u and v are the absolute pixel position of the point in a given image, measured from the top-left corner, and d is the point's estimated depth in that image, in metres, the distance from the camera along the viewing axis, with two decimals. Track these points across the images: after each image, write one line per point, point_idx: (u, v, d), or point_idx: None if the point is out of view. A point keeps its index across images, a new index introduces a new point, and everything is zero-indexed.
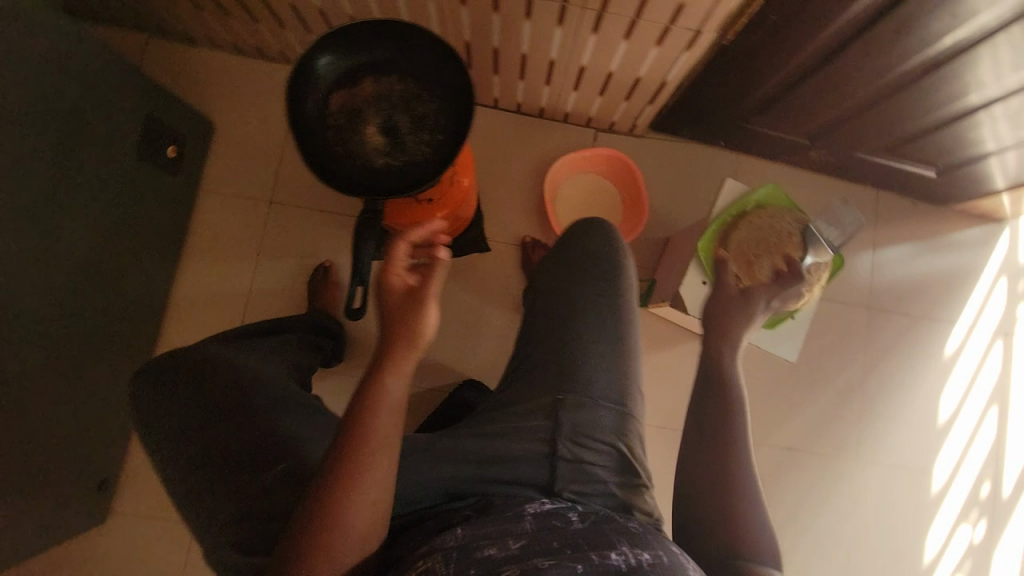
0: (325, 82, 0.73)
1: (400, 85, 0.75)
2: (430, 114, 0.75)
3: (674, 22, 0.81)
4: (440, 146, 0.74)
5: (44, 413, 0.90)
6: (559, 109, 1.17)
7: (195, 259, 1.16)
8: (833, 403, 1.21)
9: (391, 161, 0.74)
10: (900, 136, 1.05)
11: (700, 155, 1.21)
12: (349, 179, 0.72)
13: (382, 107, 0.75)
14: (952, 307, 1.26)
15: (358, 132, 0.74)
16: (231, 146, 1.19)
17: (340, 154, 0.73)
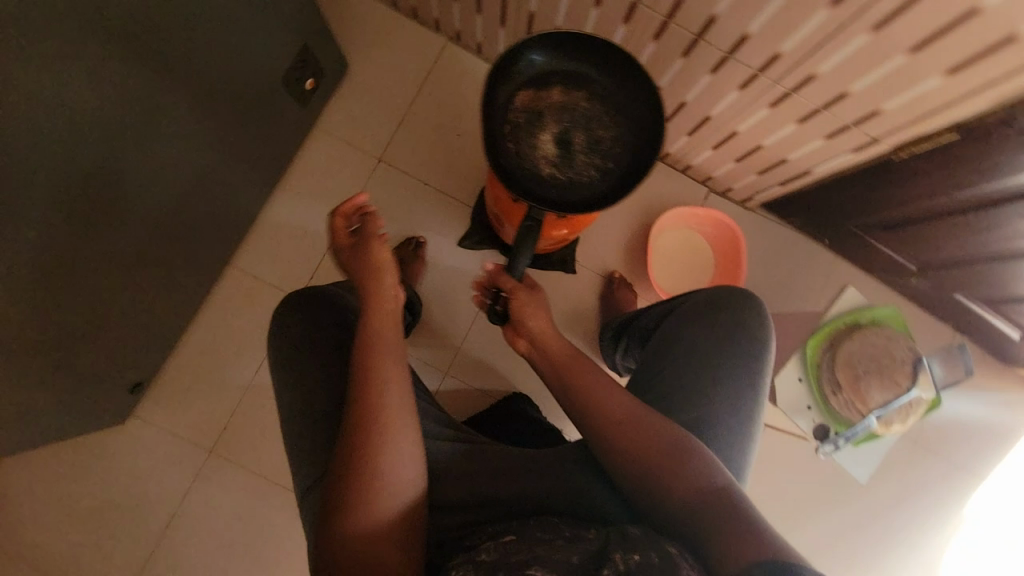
0: (519, 79, 0.74)
1: (585, 103, 0.76)
2: (606, 139, 0.75)
3: (857, 125, 0.81)
4: (608, 172, 0.74)
5: (114, 305, 0.87)
6: (685, 160, 1.16)
7: (291, 192, 1.15)
8: (857, 527, 1.18)
9: (558, 171, 0.74)
10: (1005, 294, 1.03)
11: (800, 246, 1.21)
12: (515, 175, 0.72)
13: (564, 118, 0.76)
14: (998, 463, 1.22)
15: (534, 134, 0.75)
16: (357, 93, 1.18)
17: (511, 151, 0.73)
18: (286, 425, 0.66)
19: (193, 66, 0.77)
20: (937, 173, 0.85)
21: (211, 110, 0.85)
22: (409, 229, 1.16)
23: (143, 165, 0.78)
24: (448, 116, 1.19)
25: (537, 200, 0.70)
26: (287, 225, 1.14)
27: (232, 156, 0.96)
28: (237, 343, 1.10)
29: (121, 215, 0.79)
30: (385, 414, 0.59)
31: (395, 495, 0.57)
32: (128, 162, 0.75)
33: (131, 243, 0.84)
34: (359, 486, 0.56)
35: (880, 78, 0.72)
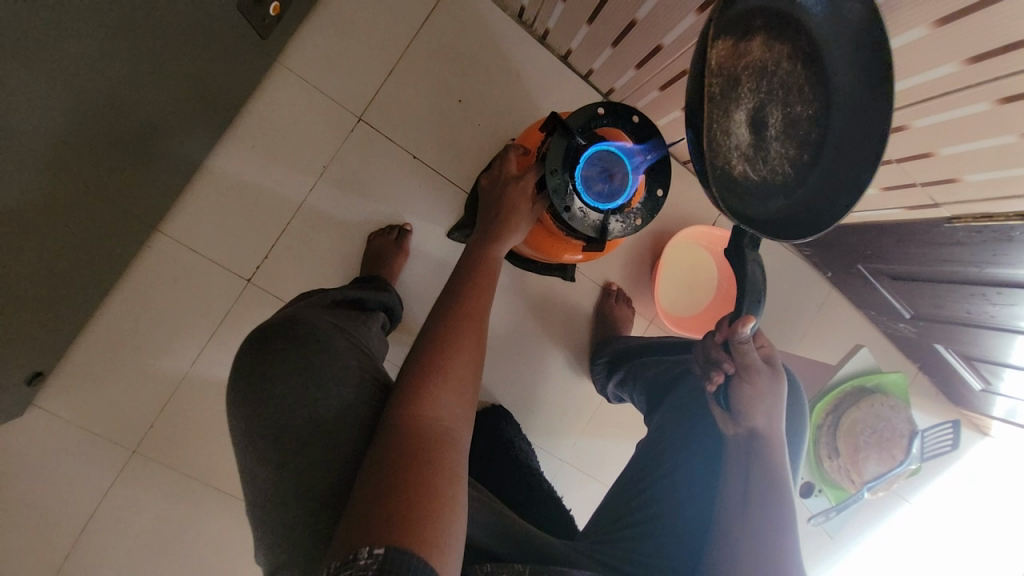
0: (726, 17, 0.47)
1: (786, 64, 0.55)
2: (804, 120, 0.57)
3: (925, 186, 0.75)
4: (804, 168, 0.57)
5: (12, 297, 0.66)
6: None
7: (242, 143, 0.91)
8: (816, 555, 1.17)
9: (750, 170, 0.53)
10: (974, 352, 1.05)
11: (802, 274, 1.17)
12: (718, 178, 0.48)
13: (760, 89, 0.53)
14: (954, 493, 1.32)
15: (730, 112, 0.50)
16: (335, 24, 0.92)
17: (718, 136, 0.48)
18: (260, 494, 0.50)
19: None
20: (961, 247, 0.80)
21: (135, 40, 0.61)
22: (391, 210, 0.97)
23: (40, 118, 0.55)
24: (450, 74, 0.97)
25: (759, 225, 0.51)
26: (235, 187, 0.91)
27: (168, 96, 0.72)
28: (168, 326, 0.91)
29: (14, 190, 0.57)
30: (444, 364, 0.55)
31: (451, 431, 0.51)
32: (19, 114, 0.52)
33: (34, 219, 0.62)
34: (397, 441, 0.48)
35: (978, 148, 0.64)
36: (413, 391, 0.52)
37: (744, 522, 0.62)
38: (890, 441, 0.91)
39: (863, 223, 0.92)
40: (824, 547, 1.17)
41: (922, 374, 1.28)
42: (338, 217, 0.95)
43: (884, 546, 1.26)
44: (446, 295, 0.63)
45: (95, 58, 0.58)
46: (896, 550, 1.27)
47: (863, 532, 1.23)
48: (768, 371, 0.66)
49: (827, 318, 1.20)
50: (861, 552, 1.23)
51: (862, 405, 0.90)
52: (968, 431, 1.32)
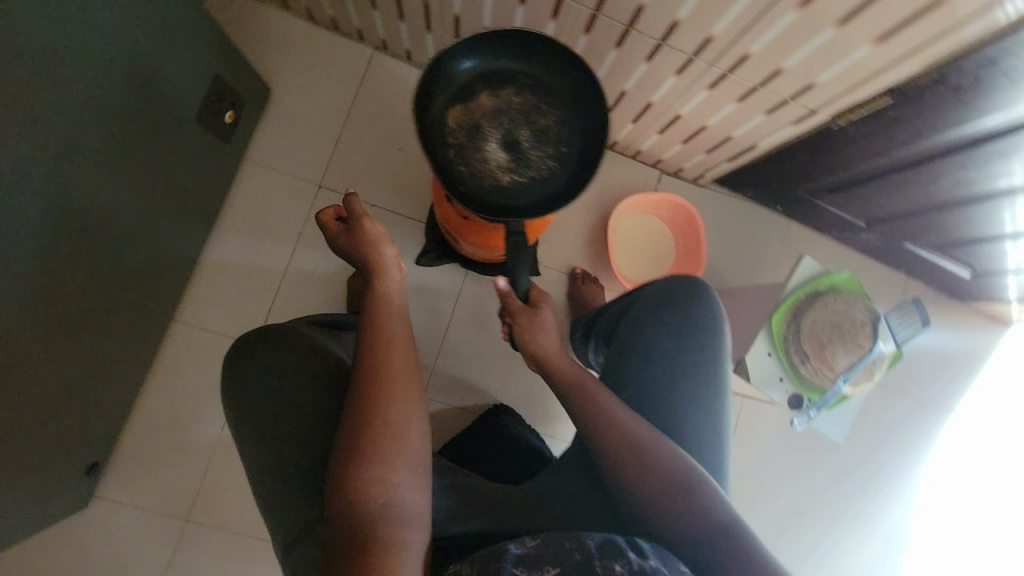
0: (444, 95, 0.69)
1: (517, 98, 0.72)
2: (550, 129, 0.72)
3: (796, 99, 0.83)
4: (563, 161, 0.71)
5: (63, 393, 0.80)
6: (633, 145, 1.16)
7: (229, 230, 1.07)
8: (841, 469, 1.21)
9: (517, 178, 0.71)
10: (946, 239, 1.09)
11: (755, 216, 1.23)
12: (477, 197, 0.68)
13: (500, 122, 0.71)
14: (974, 392, 1.27)
15: (480, 148, 0.70)
16: (287, 117, 1.11)
17: (465, 172, 0.69)
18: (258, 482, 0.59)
19: (102, 131, 0.71)
20: (862, 145, 0.91)
21: (127, 169, 0.78)
22: None
23: (70, 241, 0.72)
24: (387, 130, 1.14)
25: (523, 217, 0.67)
26: (230, 267, 1.07)
27: (161, 207, 0.89)
28: (197, 400, 1.04)
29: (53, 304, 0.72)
30: (369, 442, 0.56)
31: (393, 512, 0.55)
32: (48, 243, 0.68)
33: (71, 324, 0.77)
34: (339, 531, 0.52)
35: (814, 53, 0.73)
36: (357, 458, 0.56)
37: (661, 484, 0.60)
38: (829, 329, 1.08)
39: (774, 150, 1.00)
40: (849, 464, 1.22)
41: (913, 282, 1.28)
42: (321, 271, 1.09)
43: (891, 457, 1.24)
44: (369, 338, 0.65)
45: (101, 190, 0.75)
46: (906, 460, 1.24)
47: (895, 442, 1.24)
48: (530, 315, 0.77)
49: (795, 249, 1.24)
50: (861, 464, 1.23)
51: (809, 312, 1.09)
52: (991, 327, 1.29)
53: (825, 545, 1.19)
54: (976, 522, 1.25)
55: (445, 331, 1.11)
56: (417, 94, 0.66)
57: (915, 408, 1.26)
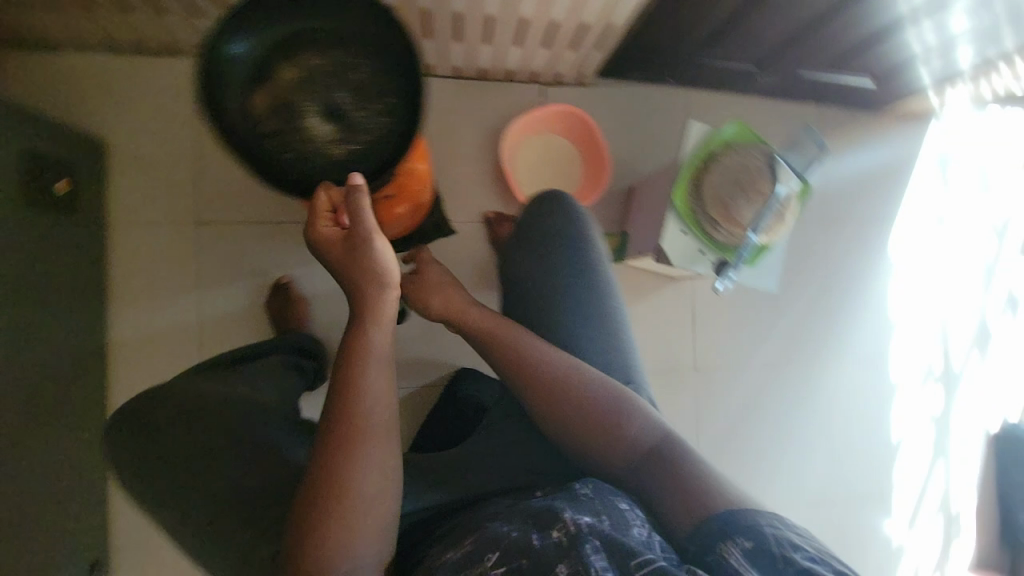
0: (237, 83, 0.62)
1: (320, 58, 0.65)
2: (367, 81, 0.65)
3: None
4: (393, 113, 0.66)
5: None
6: (501, 67, 1.08)
7: (127, 301, 1.02)
8: (801, 315, 1.27)
9: (352, 148, 0.66)
10: (841, 49, 1.07)
11: (649, 97, 1.18)
12: (315, 184, 0.65)
13: (313, 92, 0.65)
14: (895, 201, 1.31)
15: (301, 129, 0.65)
16: (137, 164, 1.03)
17: (295, 161, 0.65)
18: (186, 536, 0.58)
19: None
20: None
21: None
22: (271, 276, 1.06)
23: None
24: None
25: (367, 189, 0.64)
26: (145, 336, 1.02)
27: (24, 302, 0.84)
28: None
29: None
30: (340, 522, 0.53)
31: None
32: None
33: None
34: None
35: None
36: (325, 520, 0.53)
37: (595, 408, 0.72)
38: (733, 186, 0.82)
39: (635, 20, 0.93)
40: (806, 306, 1.28)
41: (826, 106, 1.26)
42: (238, 307, 1.05)
43: (824, 283, 1.28)
44: (348, 388, 0.57)
45: None
46: (837, 284, 1.29)
47: (843, 270, 1.30)
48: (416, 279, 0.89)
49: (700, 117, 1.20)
50: (796, 300, 1.27)
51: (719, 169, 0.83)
52: (908, 124, 1.31)
53: (805, 385, 1.26)
54: (919, 317, 1.33)
55: None
56: (200, 93, 0.59)
57: (835, 231, 1.30)
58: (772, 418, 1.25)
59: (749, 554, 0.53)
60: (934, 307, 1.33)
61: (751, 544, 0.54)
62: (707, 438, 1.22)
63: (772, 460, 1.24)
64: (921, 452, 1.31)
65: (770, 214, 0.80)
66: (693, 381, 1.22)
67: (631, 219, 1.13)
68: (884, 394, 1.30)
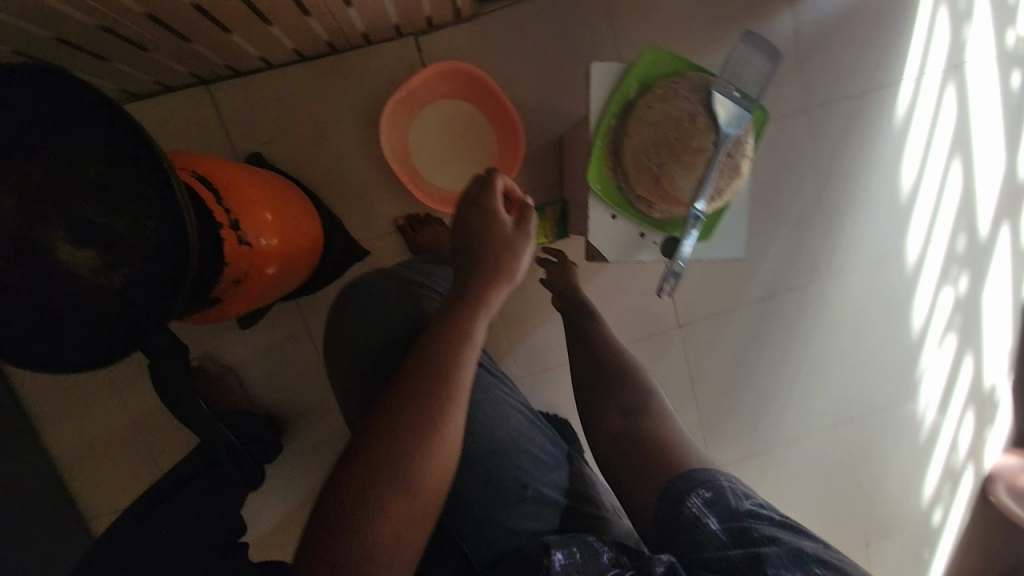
0: None
1: (33, 164, 0.46)
2: (115, 177, 0.48)
3: None
4: (166, 208, 0.48)
5: None
6: (351, 34, 0.83)
7: (49, 426, 0.94)
8: (796, 228, 1.08)
9: (130, 269, 0.49)
10: None
11: (555, 12, 0.91)
12: (94, 333, 0.48)
13: (49, 215, 0.47)
14: (896, 54, 1.04)
15: (48, 267, 0.47)
16: None
17: (57, 312, 0.48)
18: None
19: None
20: None
21: None
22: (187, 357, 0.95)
23: None
24: None
25: None
26: (85, 454, 0.96)
27: None
28: None
29: None
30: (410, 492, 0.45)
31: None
32: None
33: None
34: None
35: None
36: (379, 458, 0.46)
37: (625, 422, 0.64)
38: (660, 154, 0.61)
39: None
40: (802, 215, 1.08)
41: None
42: None
43: (820, 188, 1.07)
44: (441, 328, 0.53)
45: None
46: (833, 180, 1.07)
47: (843, 160, 1.07)
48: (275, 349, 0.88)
49: (625, 18, 0.92)
50: (785, 215, 1.07)
51: (634, 131, 0.62)
52: None
53: (808, 306, 1.12)
54: (939, 191, 1.12)
55: (324, 367, 0.99)
56: None
57: (825, 116, 1.04)
58: (771, 353, 1.13)
59: (709, 503, 0.53)
60: (954, 175, 1.11)
61: (710, 494, 0.53)
62: (703, 393, 1.12)
63: (778, 394, 1.15)
64: (944, 349, 1.18)
65: (714, 178, 0.59)
66: (677, 339, 1.09)
67: (566, 180, 0.93)
68: (901, 296, 1.14)
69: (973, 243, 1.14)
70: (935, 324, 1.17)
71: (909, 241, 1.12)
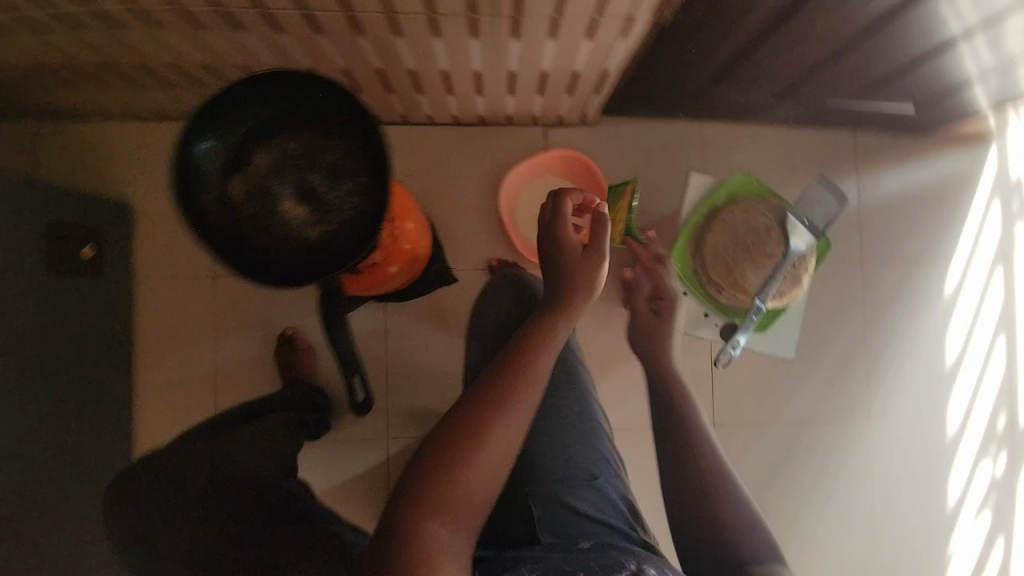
0: (215, 171, 0.64)
1: (293, 143, 0.65)
2: (338, 161, 0.66)
3: (602, 12, 0.70)
4: (365, 190, 0.65)
5: None
6: (499, 113, 1.06)
7: (148, 354, 1.08)
8: (842, 363, 1.14)
9: (325, 226, 0.66)
10: (874, 78, 0.96)
11: (659, 134, 1.12)
12: (286, 264, 0.65)
13: (286, 176, 0.66)
14: (952, 236, 1.17)
15: (274, 212, 0.65)
16: (155, 223, 1.08)
17: (267, 245, 0.65)
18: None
19: None
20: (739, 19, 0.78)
21: None
22: (278, 327, 1.09)
23: None
24: None
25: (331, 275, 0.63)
26: (164, 389, 1.08)
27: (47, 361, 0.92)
28: None
29: None
30: (486, 444, 0.53)
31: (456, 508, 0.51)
32: None
33: None
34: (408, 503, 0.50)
35: None
36: (459, 427, 0.53)
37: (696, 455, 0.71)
38: (736, 254, 0.75)
39: (626, 64, 0.87)
40: (849, 353, 1.15)
41: (865, 132, 1.15)
42: (248, 358, 1.09)
43: (866, 332, 1.15)
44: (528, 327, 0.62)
45: None
46: (881, 328, 1.16)
47: (892, 313, 1.16)
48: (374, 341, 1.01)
49: (714, 152, 1.12)
50: (834, 347, 1.14)
51: (717, 230, 0.77)
52: (964, 149, 1.17)
53: (845, 441, 1.14)
54: (981, 367, 1.18)
55: (386, 369, 1.10)
56: (176, 186, 0.60)
57: (879, 271, 1.16)
58: (806, 477, 1.13)
59: None
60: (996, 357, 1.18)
61: None
62: None
63: (802, 524, 1.13)
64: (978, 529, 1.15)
65: (778, 280, 0.72)
66: None
67: None
68: (937, 461, 1.15)
69: (1012, 426, 1.16)
70: (971, 499, 1.15)
71: (950, 407, 1.16)
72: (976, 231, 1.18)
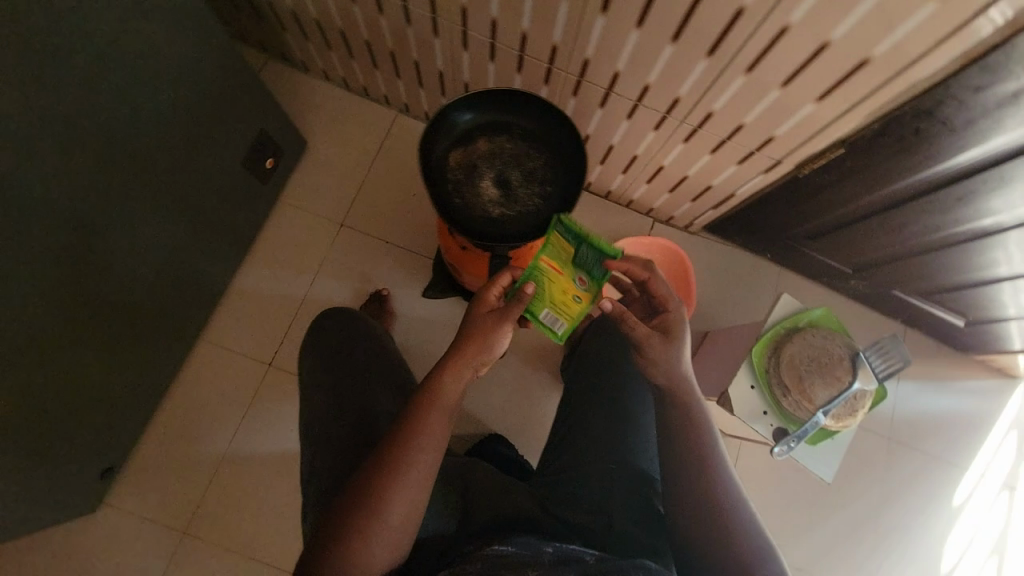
0: (448, 139, 0.82)
1: (510, 144, 0.83)
2: (538, 170, 0.83)
3: (759, 149, 0.91)
4: (550, 198, 0.81)
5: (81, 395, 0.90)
6: (626, 194, 1.26)
7: (257, 262, 1.21)
8: (851, 524, 1.19)
9: (507, 209, 0.81)
10: (936, 285, 1.13)
11: (744, 262, 1.30)
12: (466, 223, 0.79)
13: (493, 164, 0.83)
14: (970, 450, 1.27)
15: (475, 184, 0.81)
16: (318, 165, 1.27)
17: (458, 204, 0.80)
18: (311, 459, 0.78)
19: (148, 173, 0.87)
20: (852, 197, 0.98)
21: (179, 212, 0.97)
22: (374, 286, 1.21)
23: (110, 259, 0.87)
24: (405, 178, 1.28)
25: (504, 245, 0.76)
26: (255, 297, 1.19)
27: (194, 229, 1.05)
28: (211, 412, 1.13)
29: (87, 308, 0.86)
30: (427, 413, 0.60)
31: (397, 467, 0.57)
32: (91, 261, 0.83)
33: (105, 326, 0.91)
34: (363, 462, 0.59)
35: (765, 107, 0.81)
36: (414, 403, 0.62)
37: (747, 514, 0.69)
38: (810, 367, 0.87)
39: (749, 196, 1.07)
40: (860, 518, 1.20)
41: (912, 330, 1.31)
42: (336, 301, 1.20)
43: (879, 506, 1.21)
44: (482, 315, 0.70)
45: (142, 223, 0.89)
46: (892, 507, 1.22)
47: (904, 497, 1.23)
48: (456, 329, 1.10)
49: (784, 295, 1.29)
50: (846, 506, 1.20)
51: (799, 342, 0.89)
52: (993, 378, 1.31)
53: None
54: None
55: None
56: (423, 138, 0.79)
57: (901, 454, 1.25)
58: None
59: None
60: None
61: None
62: None
63: None
64: None
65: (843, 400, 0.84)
66: None
67: None
68: None
69: None
70: None
71: None
72: (992, 454, 1.28)
